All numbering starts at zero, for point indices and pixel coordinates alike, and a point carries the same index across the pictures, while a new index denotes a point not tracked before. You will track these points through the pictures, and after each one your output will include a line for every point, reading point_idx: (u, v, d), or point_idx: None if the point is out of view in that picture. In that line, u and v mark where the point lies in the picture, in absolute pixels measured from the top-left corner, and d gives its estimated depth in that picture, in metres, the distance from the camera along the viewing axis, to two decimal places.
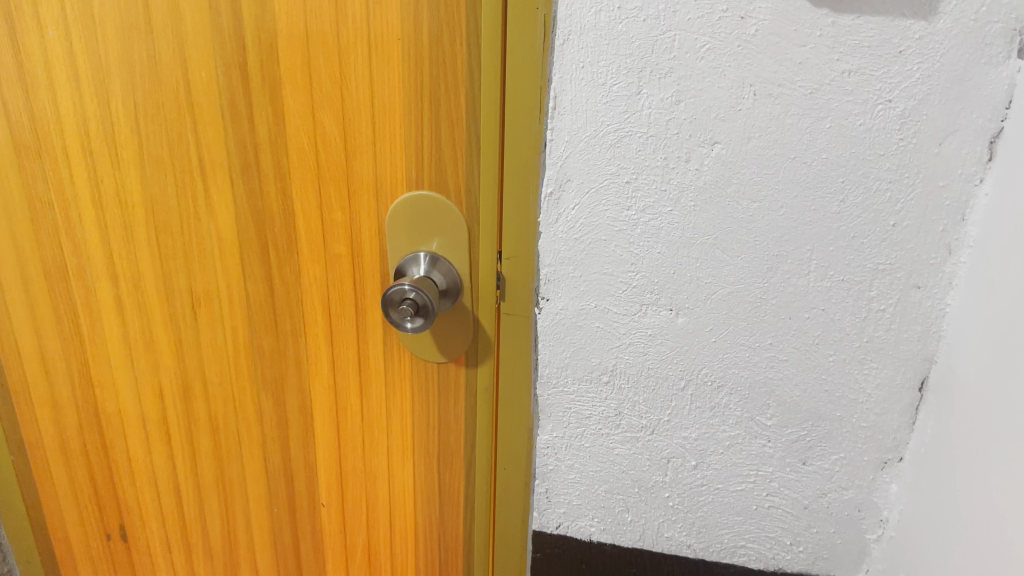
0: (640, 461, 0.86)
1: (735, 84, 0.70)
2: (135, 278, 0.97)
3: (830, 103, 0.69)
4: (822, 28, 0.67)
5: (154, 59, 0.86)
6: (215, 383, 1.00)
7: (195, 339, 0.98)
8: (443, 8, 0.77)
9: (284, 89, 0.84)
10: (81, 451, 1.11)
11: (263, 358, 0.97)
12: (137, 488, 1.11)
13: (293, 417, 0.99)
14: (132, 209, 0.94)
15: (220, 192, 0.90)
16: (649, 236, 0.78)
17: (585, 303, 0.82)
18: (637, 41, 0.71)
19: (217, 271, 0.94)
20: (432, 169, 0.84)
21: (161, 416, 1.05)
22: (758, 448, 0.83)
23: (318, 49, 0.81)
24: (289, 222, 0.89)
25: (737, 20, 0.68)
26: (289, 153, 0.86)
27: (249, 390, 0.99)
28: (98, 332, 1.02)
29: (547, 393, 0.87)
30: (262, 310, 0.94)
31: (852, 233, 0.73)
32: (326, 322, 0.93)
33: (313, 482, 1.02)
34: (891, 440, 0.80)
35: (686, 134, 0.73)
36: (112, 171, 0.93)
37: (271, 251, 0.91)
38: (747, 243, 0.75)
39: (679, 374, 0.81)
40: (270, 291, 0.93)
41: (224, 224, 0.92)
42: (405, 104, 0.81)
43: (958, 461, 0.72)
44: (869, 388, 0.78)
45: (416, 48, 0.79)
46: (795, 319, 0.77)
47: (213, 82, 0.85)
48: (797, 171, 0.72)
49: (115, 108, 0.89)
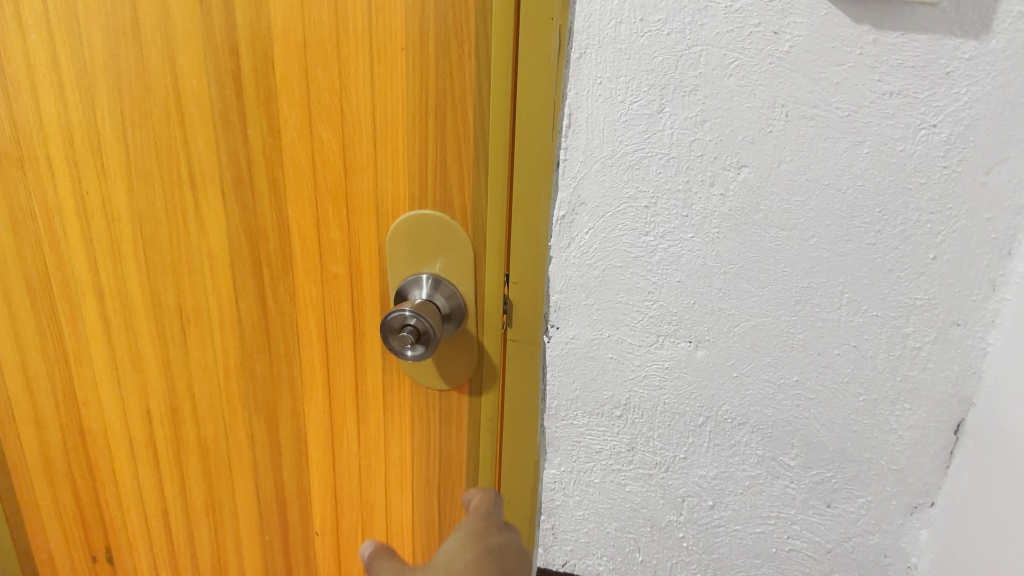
0: (653, 499, 0.81)
1: (766, 104, 0.65)
2: (122, 294, 0.93)
3: (869, 126, 0.64)
4: (862, 46, 0.62)
5: (142, 65, 0.81)
6: (205, 405, 0.96)
7: (184, 359, 0.94)
8: (451, 16, 0.71)
9: (279, 100, 0.78)
10: (65, 470, 1.06)
11: (255, 382, 0.92)
12: (123, 510, 1.06)
13: (286, 442, 0.94)
14: (118, 223, 0.89)
15: (211, 207, 0.85)
16: (668, 264, 0.72)
17: (598, 332, 0.77)
18: (660, 56, 0.66)
19: (207, 290, 0.89)
20: (436, 187, 0.79)
21: (149, 437, 1.00)
22: (780, 489, 0.78)
23: (316, 57, 0.76)
24: (284, 240, 0.85)
25: (769, 36, 0.63)
26: (284, 168, 0.81)
27: (240, 413, 0.94)
28: (83, 349, 0.98)
29: (555, 425, 0.82)
30: (255, 331, 0.90)
31: (888, 266, 0.67)
32: (322, 345, 0.88)
33: (306, 510, 0.97)
34: (923, 484, 0.74)
35: (710, 156, 0.68)
36: (98, 182, 0.88)
37: (265, 269, 0.86)
38: (775, 274, 0.70)
39: (697, 410, 0.76)
40: (263, 312, 0.88)
41: (215, 240, 0.87)
42: (407, 118, 0.76)
43: (995, 514, 0.66)
44: (902, 430, 0.73)
45: (421, 60, 0.73)
46: (824, 356, 0.71)
47: (204, 91, 0.80)
48: (830, 199, 0.67)
49: (100, 117, 0.84)
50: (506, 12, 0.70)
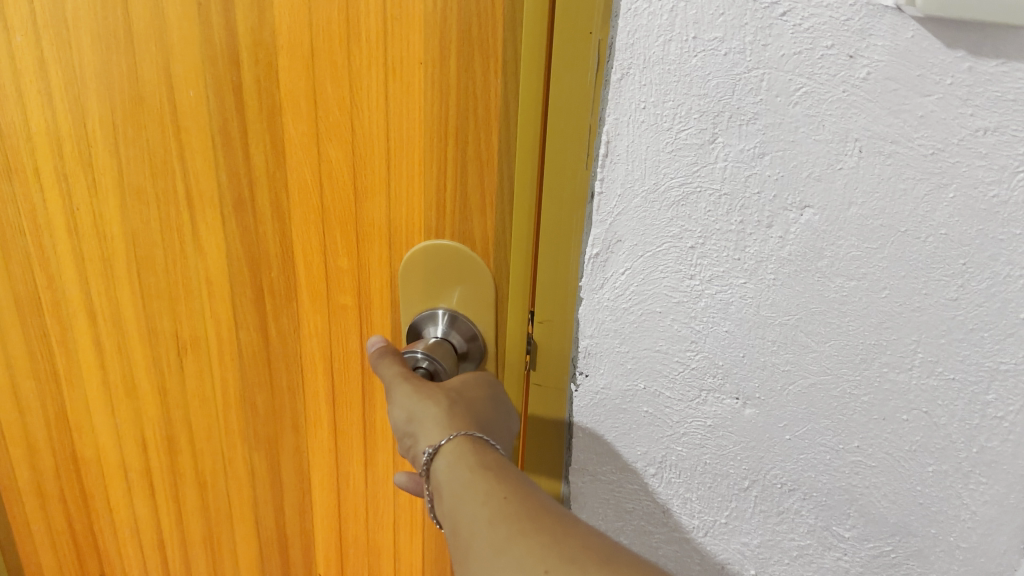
0: (688, 565, 0.76)
1: (836, 138, 0.56)
2: (116, 316, 0.86)
3: (957, 166, 0.54)
4: (954, 75, 0.52)
5: (135, 74, 0.73)
6: (203, 436, 0.89)
7: (182, 387, 0.88)
8: (475, 28, 0.63)
9: (284, 116, 0.71)
10: (58, 496, 1.00)
11: (257, 417, 0.86)
12: (118, 541, 1.00)
13: (288, 480, 0.88)
14: (111, 242, 0.82)
15: (210, 228, 0.78)
16: (715, 312, 0.64)
17: (632, 383, 0.70)
18: (715, 79, 0.57)
19: (207, 317, 0.83)
20: (455, 217, 0.71)
21: (146, 466, 0.94)
22: (832, 561, 0.70)
23: (325, 69, 0.68)
24: (289, 267, 0.77)
25: (843, 60, 0.54)
26: (289, 190, 0.74)
27: (240, 447, 0.88)
28: (76, 372, 0.91)
29: (583, 481, 0.76)
30: (257, 362, 0.83)
31: (970, 324, 0.58)
32: (328, 380, 0.81)
33: (309, 551, 0.91)
34: (997, 565, 0.65)
35: (769, 194, 0.59)
36: (90, 199, 0.81)
37: (268, 297, 0.79)
38: (838, 328, 0.62)
39: (743, 473, 0.69)
40: (266, 342, 0.82)
41: (215, 265, 0.80)
42: (424, 139, 0.68)
43: None
44: (975, 506, 0.64)
45: (440, 76, 0.65)
46: (890, 421, 0.63)
47: (203, 104, 0.73)
48: (906, 248, 0.57)
49: (91, 128, 0.77)
50: (539, 21, 0.61)
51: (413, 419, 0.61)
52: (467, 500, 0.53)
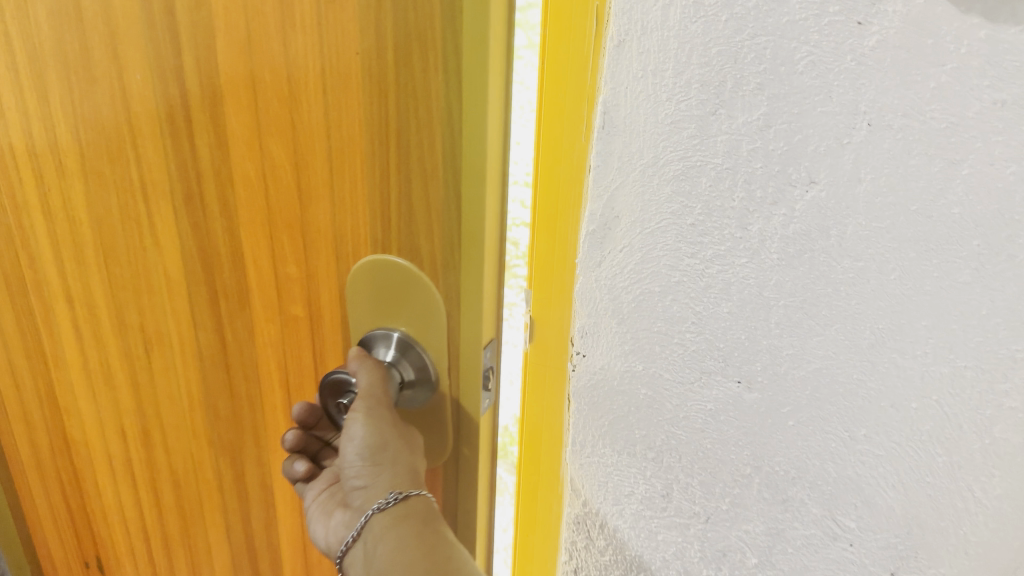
0: (688, 551, 0.72)
1: (844, 110, 0.53)
2: (89, 303, 0.96)
3: (971, 142, 0.51)
4: (970, 43, 0.49)
5: (87, 53, 0.79)
6: (168, 408, 0.97)
7: (149, 364, 0.95)
8: (412, 39, 0.62)
9: (226, 109, 0.73)
10: (58, 448, 1.12)
11: (218, 403, 0.92)
12: (104, 503, 1.13)
13: (249, 465, 0.94)
14: (80, 225, 0.90)
15: (164, 219, 0.84)
16: (718, 292, 0.61)
17: (631, 364, 0.67)
18: (715, 47, 0.55)
19: (169, 306, 0.89)
20: (401, 231, 0.71)
21: (135, 434, 1.03)
22: (838, 553, 0.67)
23: (260, 60, 0.69)
24: (240, 265, 0.81)
25: (852, 27, 0.51)
26: (234, 185, 0.77)
27: (202, 432, 0.96)
28: (58, 339, 1.02)
29: (583, 461, 0.74)
30: (214, 354, 0.89)
31: (986, 309, 0.55)
32: (282, 379, 0.85)
33: (271, 539, 0.96)
34: (1011, 563, 0.62)
35: (773, 168, 0.56)
36: (61, 182, 0.89)
37: (221, 295, 0.84)
38: (844, 311, 0.59)
39: (745, 459, 0.67)
40: (219, 334, 0.87)
41: (170, 253, 0.85)
42: (366, 141, 0.67)
43: None
44: (986, 500, 0.60)
45: (377, 72, 0.64)
46: (899, 409, 0.60)
47: (149, 89, 0.77)
48: (917, 228, 0.54)
49: (55, 114, 0.85)
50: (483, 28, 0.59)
51: (389, 451, 0.72)
52: (406, 544, 0.70)
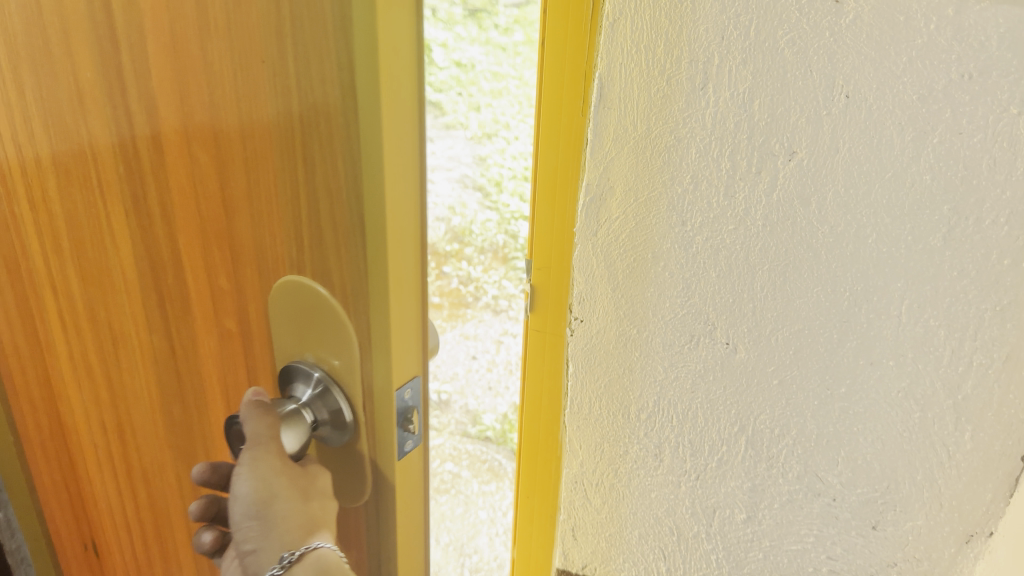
0: (680, 509, 0.76)
1: (823, 84, 0.57)
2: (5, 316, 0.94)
3: (941, 112, 0.55)
4: (939, 20, 0.53)
5: None
6: (86, 434, 0.92)
7: (61, 381, 0.92)
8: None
9: (87, 103, 0.64)
10: (21, 451, 1.12)
11: (115, 433, 0.87)
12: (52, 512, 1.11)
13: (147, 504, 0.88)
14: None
15: (45, 238, 0.79)
16: (707, 259, 0.65)
17: (625, 329, 0.70)
18: (703, 25, 0.58)
19: (70, 323, 0.83)
20: (160, 262, 0.66)
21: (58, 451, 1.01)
22: (821, 508, 0.71)
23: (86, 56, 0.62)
24: (120, 283, 0.72)
25: (829, 6, 0.55)
26: (50, 196, 0.75)
27: (114, 453, 0.90)
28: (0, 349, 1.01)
29: (579, 424, 0.76)
30: (107, 388, 0.85)
31: (956, 270, 0.59)
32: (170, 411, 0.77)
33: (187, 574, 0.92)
34: (983, 511, 0.67)
35: (758, 139, 0.60)
36: None
37: (105, 324, 0.78)
38: (825, 275, 0.63)
39: (731, 419, 0.70)
40: (108, 361, 0.81)
41: (58, 274, 0.80)
42: (149, 140, 0.60)
43: None
44: (959, 454, 0.65)
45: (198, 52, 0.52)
46: (877, 367, 0.64)
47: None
48: (893, 194, 0.58)
49: None
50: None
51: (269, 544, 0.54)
52: None
